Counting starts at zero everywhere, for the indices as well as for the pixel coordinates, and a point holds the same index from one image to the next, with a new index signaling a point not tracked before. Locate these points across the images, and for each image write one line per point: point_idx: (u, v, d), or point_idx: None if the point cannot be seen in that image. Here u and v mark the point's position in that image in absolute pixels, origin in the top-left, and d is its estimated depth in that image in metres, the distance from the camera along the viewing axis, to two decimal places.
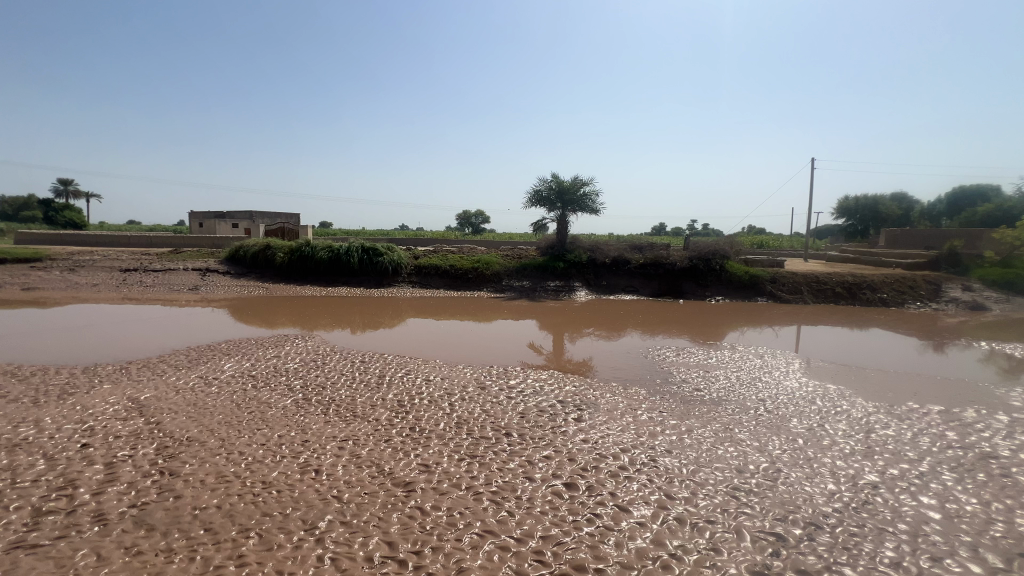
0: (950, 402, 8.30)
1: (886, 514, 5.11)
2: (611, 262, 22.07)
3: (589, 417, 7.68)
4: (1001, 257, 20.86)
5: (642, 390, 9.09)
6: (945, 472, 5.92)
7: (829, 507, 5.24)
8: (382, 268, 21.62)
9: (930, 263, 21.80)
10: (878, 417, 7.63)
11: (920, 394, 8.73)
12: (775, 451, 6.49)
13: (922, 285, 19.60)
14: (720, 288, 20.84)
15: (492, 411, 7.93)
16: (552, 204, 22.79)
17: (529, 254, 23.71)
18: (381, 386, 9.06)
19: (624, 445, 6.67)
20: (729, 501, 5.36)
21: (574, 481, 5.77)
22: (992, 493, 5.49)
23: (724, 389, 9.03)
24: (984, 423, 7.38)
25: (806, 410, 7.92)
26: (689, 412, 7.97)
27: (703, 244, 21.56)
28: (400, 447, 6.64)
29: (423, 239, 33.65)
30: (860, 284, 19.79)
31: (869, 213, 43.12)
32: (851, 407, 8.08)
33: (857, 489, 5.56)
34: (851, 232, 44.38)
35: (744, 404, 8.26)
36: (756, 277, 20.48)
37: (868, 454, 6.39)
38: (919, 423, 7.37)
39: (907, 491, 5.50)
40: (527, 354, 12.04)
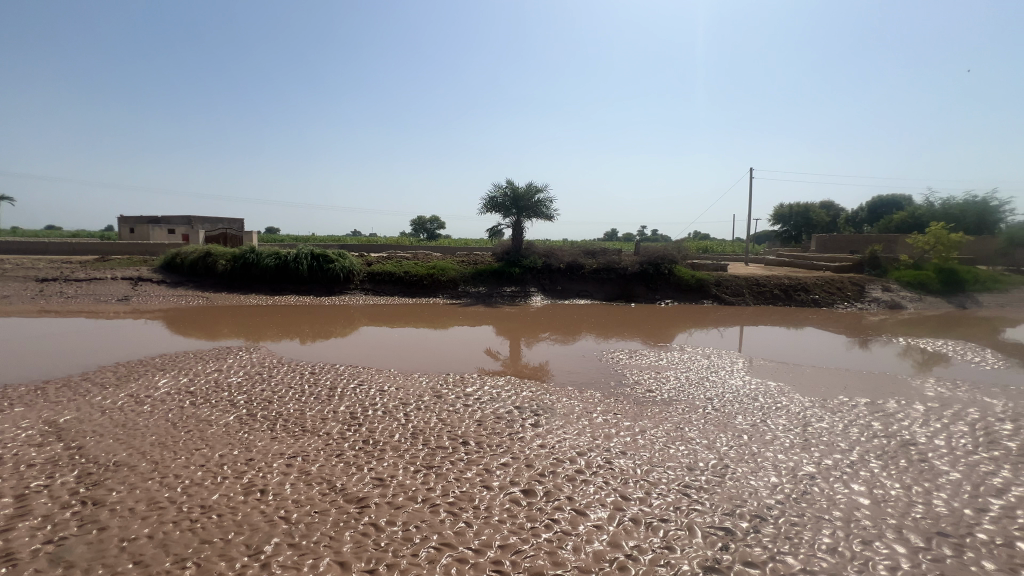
0: (874, 395, 9.00)
1: (823, 502, 5.45)
2: (566, 267, 22.43)
3: (546, 422, 7.73)
4: (914, 261, 22.96)
5: (598, 393, 9.26)
6: (872, 460, 6.39)
7: (772, 499, 5.51)
8: (333, 275, 20.92)
9: (855, 266, 23.65)
10: (813, 411, 8.15)
11: (849, 388, 9.40)
12: (723, 448, 6.77)
13: (849, 287, 21.20)
14: (669, 291, 21.63)
15: (449, 419, 7.81)
16: (507, 210, 22.92)
17: (485, 260, 23.70)
18: (332, 398, 8.72)
19: (580, 449, 6.76)
20: (681, 499, 5.53)
21: (532, 487, 5.77)
22: (912, 477, 5.97)
23: (675, 390, 9.35)
24: (904, 413, 8.04)
25: (750, 407, 8.34)
26: (642, 413, 8.19)
27: (652, 249, 22.36)
28: (353, 461, 6.41)
29: (376, 246, 32.86)
30: (795, 286, 21.16)
31: (801, 219, 46.32)
32: (789, 402, 8.59)
33: (797, 480, 5.89)
34: (786, 237, 47.47)
35: (693, 403, 8.59)
36: (702, 281, 21.42)
37: (805, 447, 6.80)
38: (849, 415, 7.93)
39: (840, 480, 5.90)
40: (484, 360, 11.99)
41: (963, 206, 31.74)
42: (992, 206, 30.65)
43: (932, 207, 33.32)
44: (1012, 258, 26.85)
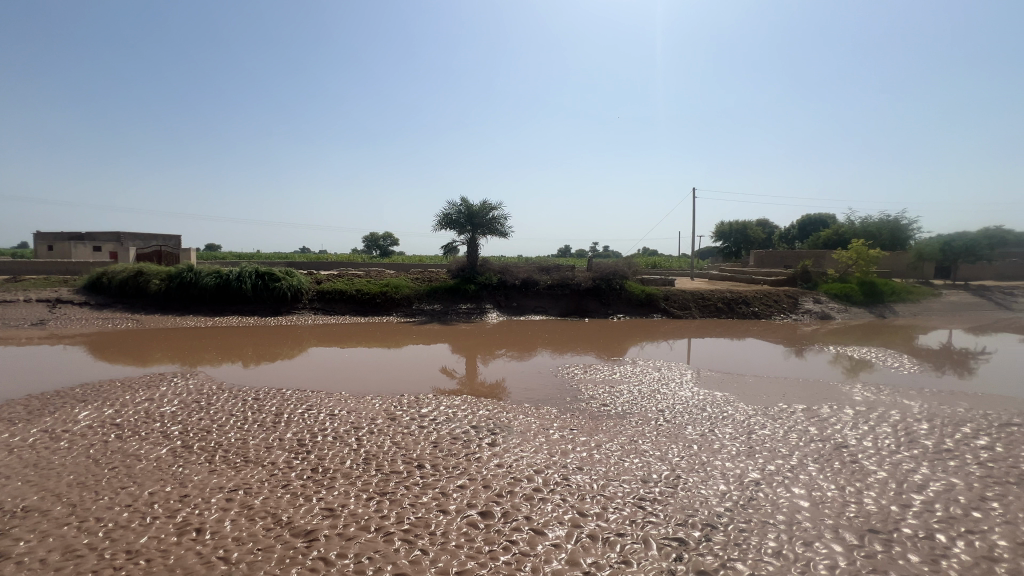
0: (810, 401, 9.59)
1: (767, 507, 5.70)
2: (521, 283, 22.60)
3: (503, 441, 7.67)
4: (840, 275, 24.91)
5: (554, 409, 9.31)
6: (810, 464, 6.78)
7: (721, 507, 5.71)
8: (279, 294, 20.00)
9: (789, 279, 25.33)
10: (756, 419, 8.57)
11: (787, 396, 9.97)
12: (675, 459, 6.96)
13: (784, 299, 22.64)
14: (621, 305, 22.24)
15: (404, 442, 7.59)
16: (462, 227, 22.93)
17: (440, 277, 23.50)
18: (278, 425, 8.26)
19: (537, 466, 6.75)
20: (636, 512, 5.62)
21: (489, 509, 5.68)
22: (845, 478, 6.38)
23: (628, 403, 9.56)
24: (836, 417, 8.61)
25: (699, 417, 8.66)
26: (597, 427, 8.31)
27: (604, 265, 23.01)
28: (300, 491, 6.08)
29: (326, 263, 31.85)
30: (737, 299, 22.35)
31: (740, 236, 49.28)
32: (734, 411, 9.00)
33: (743, 487, 6.15)
34: (727, 253, 50.28)
35: (646, 416, 8.81)
36: (651, 296, 22.18)
37: (750, 454, 7.12)
38: (788, 421, 8.39)
39: (782, 484, 6.21)
40: (439, 379, 11.79)
41: (878, 224, 34.87)
42: (903, 225, 33.86)
43: (852, 225, 36.35)
44: (921, 272, 29.69)
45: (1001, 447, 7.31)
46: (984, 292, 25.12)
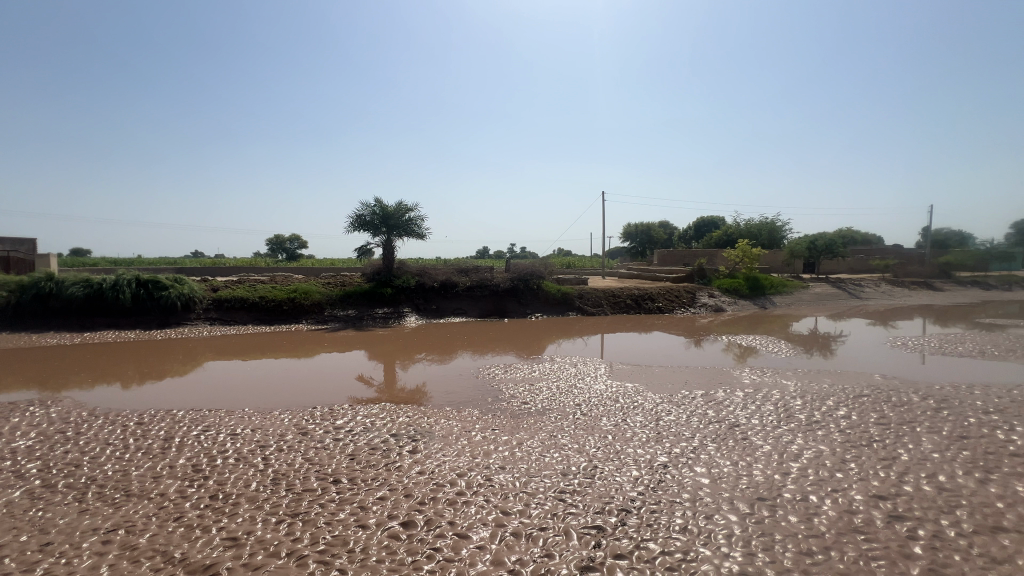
0: (707, 386, 10.57)
1: (674, 488, 6.17)
2: (440, 286, 22.32)
3: (425, 447, 7.52)
4: (730, 272, 27.72)
5: (476, 411, 9.32)
6: (709, 444, 7.46)
7: (635, 491, 6.09)
8: (166, 303, 17.83)
9: (688, 276, 27.68)
10: (663, 406, 9.26)
11: (689, 383, 10.87)
12: (592, 450, 7.29)
13: (684, 295, 24.69)
14: (539, 304, 22.84)
15: (318, 457, 7.14)
16: (376, 229, 22.12)
17: (353, 281, 22.46)
18: (168, 451, 7.35)
19: (460, 470, 6.71)
20: (557, 505, 5.80)
21: (412, 518, 5.53)
22: (738, 454, 7.11)
23: (547, 399, 9.85)
24: (730, 399, 9.56)
25: (612, 409, 9.16)
26: (518, 425, 8.45)
27: (521, 266, 23.44)
28: (197, 523, 5.48)
29: (222, 268, 28.95)
30: (644, 296, 23.97)
31: (645, 237, 52.91)
32: (643, 400, 9.64)
33: (653, 471, 6.60)
34: (635, 253, 53.69)
35: (564, 411, 9.14)
36: (567, 295, 23.03)
37: (658, 439, 7.66)
38: (690, 407, 9.16)
39: (687, 465, 6.76)
40: (355, 388, 11.25)
41: (759, 226, 39.33)
42: (778, 226, 38.53)
43: (739, 227, 40.64)
44: (793, 268, 34.00)
45: (856, 415, 8.59)
46: (840, 284, 29.41)
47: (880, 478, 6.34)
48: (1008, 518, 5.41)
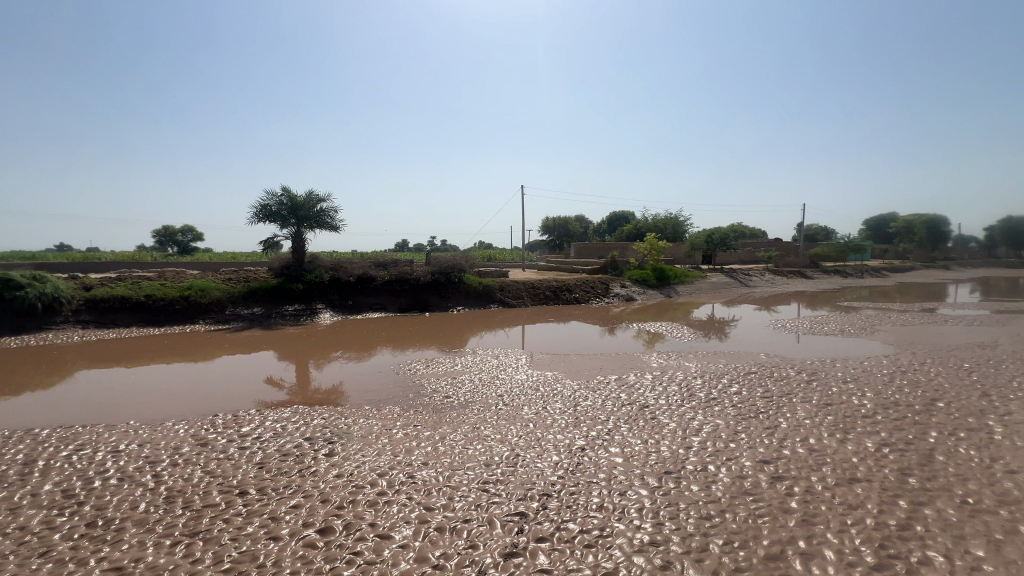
0: (620, 371, 11.24)
1: (591, 469, 6.51)
2: (356, 280, 21.35)
3: (343, 448, 7.21)
4: (639, 263, 29.59)
5: (397, 408, 9.10)
6: (622, 425, 7.95)
7: (555, 476, 6.33)
8: (22, 306, 15.23)
9: (602, 268, 29.11)
10: (580, 392, 9.70)
11: (604, 369, 11.48)
12: (514, 439, 7.46)
13: (599, 285, 25.96)
14: (460, 298, 22.73)
15: (221, 469, 6.55)
16: (284, 220, 20.59)
17: (259, 276, 20.76)
18: (29, 477, 6.32)
19: (381, 469, 6.53)
20: (481, 496, 5.86)
21: (329, 524, 5.29)
22: (647, 433, 7.66)
23: (470, 392, 9.88)
24: (640, 382, 10.26)
25: (533, 397, 9.42)
26: (441, 420, 8.39)
27: (442, 259, 23.16)
28: (71, 556, 4.79)
29: (96, 263, 25.27)
30: (562, 287, 24.82)
31: (562, 230, 54.71)
32: (562, 387, 10.04)
33: (572, 455, 6.90)
34: (553, 246, 55.30)
35: (486, 402, 9.23)
36: (488, 287, 23.14)
37: (576, 424, 8.02)
38: (605, 391, 9.70)
39: (602, 446, 7.16)
40: (263, 392, 10.44)
41: (664, 220, 42.39)
42: (680, 221, 41.80)
43: (647, 221, 43.46)
44: (694, 259, 37.14)
45: (745, 391, 9.64)
46: (732, 273, 32.63)
47: (765, 445, 7.18)
48: (861, 470, 6.40)
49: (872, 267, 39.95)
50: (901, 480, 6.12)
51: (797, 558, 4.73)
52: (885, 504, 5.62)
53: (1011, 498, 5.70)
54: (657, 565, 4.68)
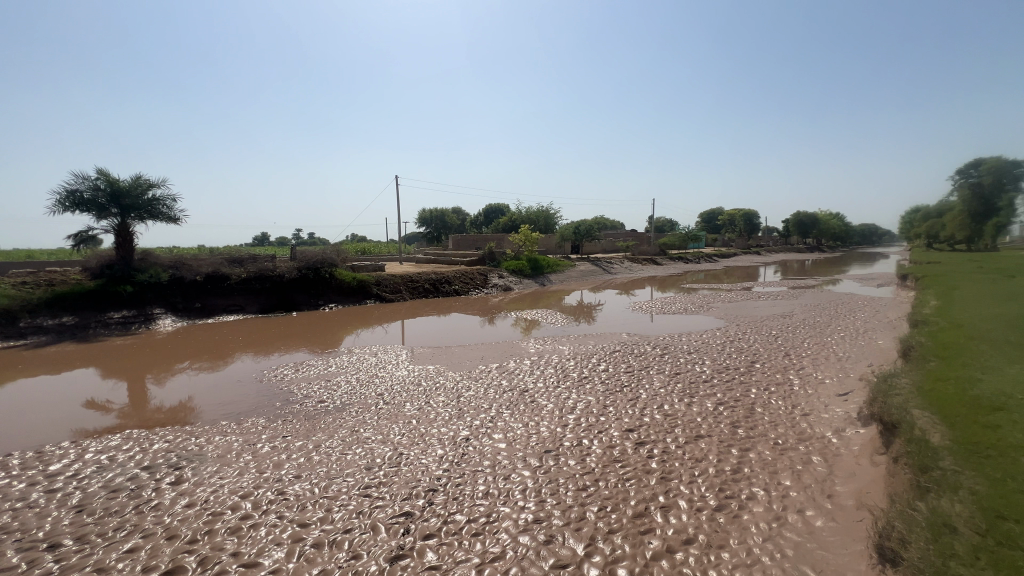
0: (501, 359, 11.55)
1: (476, 458, 6.58)
2: (204, 279, 18.62)
3: (195, 473, 6.27)
4: (515, 254, 30.65)
5: (261, 420, 8.17)
6: (504, 411, 8.19)
7: (440, 469, 6.28)
8: None
9: (480, 260, 29.55)
10: (463, 383, 9.75)
11: (485, 358, 11.67)
12: (396, 438, 7.21)
13: (478, 276, 26.32)
14: (332, 294, 21.19)
15: (20, 521, 5.23)
16: (102, 208, 16.98)
17: (68, 278, 16.88)
18: None
19: (245, 489, 5.83)
20: (363, 502, 5.57)
21: (180, 562, 4.57)
22: (528, 416, 8.00)
23: (346, 394, 9.29)
24: (520, 368, 10.67)
25: (416, 393, 9.21)
26: (314, 427, 7.76)
27: (310, 253, 21.59)
28: None
29: None
30: (441, 279, 24.61)
31: (440, 223, 54.23)
32: (445, 379, 9.98)
33: (456, 446, 6.91)
34: (431, 238, 54.51)
35: (365, 403, 8.78)
36: (363, 282, 21.95)
37: (460, 415, 8.04)
38: (487, 380, 9.89)
39: (486, 434, 7.29)
40: (82, 418, 8.57)
41: (537, 212, 44.46)
42: (551, 213, 44.29)
43: (521, 213, 45.14)
44: (564, 249, 39.65)
45: (612, 368, 10.59)
46: (598, 262, 35.56)
47: (629, 415, 7.98)
48: (704, 427, 7.48)
49: (707, 254, 46.80)
50: (733, 432, 7.30)
51: (658, 512, 5.35)
52: (722, 454, 6.64)
53: (807, 435, 7.16)
54: (541, 541, 4.91)
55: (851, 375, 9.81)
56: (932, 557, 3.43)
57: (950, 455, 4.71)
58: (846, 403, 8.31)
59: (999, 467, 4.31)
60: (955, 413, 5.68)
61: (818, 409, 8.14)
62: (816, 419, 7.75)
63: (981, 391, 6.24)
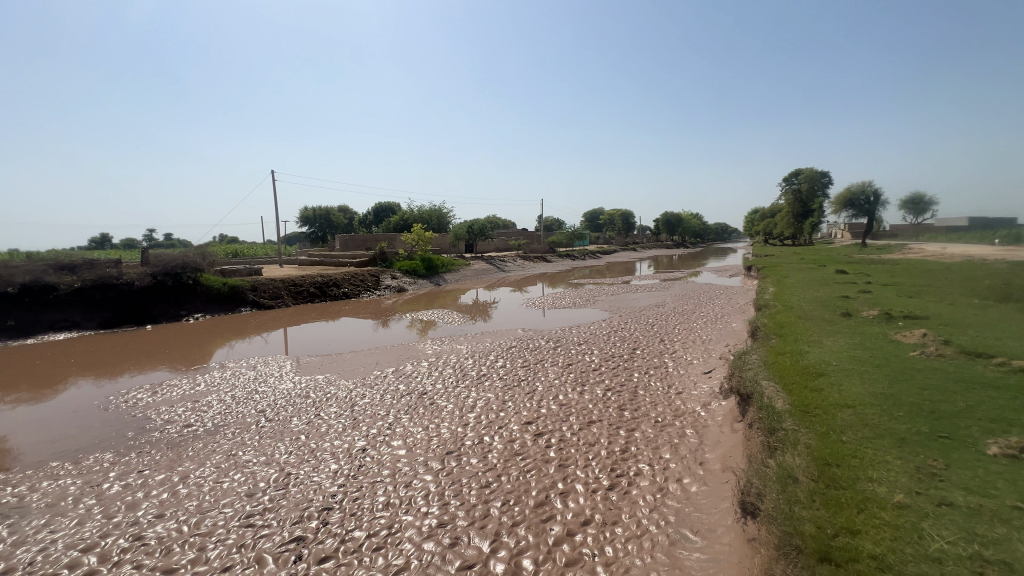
0: (397, 362, 11.17)
1: (374, 468, 6.28)
2: (19, 291, 15.16)
3: (15, 531, 5.09)
4: (408, 254, 29.83)
5: (109, 455, 6.89)
6: (403, 416, 7.92)
7: (335, 485, 5.88)
8: None
9: (371, 260, 28.24)
10: (356, 390, 9.24)
11: (380, 363, 11.17)
12: (283, 457, 6.59)
13: (369, 278, 25.14)
14: (197, 303, 18.64)
15: None
16: None
17: None
18: None
19: (90, 541, 4.88)
20: (245, 533, 5.00)
21: None
22: (427, 419, 7.83)
23: (220, 414, 8.24)
24: (417, 371, 10.41)
25: (304, 406, 8.51)
26: (180, 455, 6.76)
27: (167, 257, 18.71)
28: None
29: None
30: (328, 282, 23.04)
31: (324, 222, 50.71)
32: (337, 389, 9.37)
33: (352, 458, 6.52)
34: (314, 239, 50.68)
35: (244, 422, 7.89)
36: (236, 288, 19.67)
37: (355, 425, 7.60)
38: (382, 385, 9.49)
39: (384, 443, 6.98)
40: None
41: (429, 211, 43.88)
42: (444, 213, 44.09)
43: (412, 211, 44.14)
44: (458, 248, 39.62)
45: (509, 364, 10.83)
46: (491, 260, 36.08)
47: (528, 408, 8.23)
48: (595, 413, 7.99)
49: (592, 251, 50.16)
50: (620, 415, 7.91)
51: (558, 498, 5.60)
52: (612, 436, 7.15)
53: (681, 411, 8.03)
54: (446, 545, 4.84)
55: (713, 355, 11.22)
56: (782, 504, 4.04)
57: (790, 417, 5.61)
58: (710, 380, 9.48)
59: (824, 423, 5.25)
60: (791, 381, 6.79)
61: (689, 387, 9.18)
62: (687, 396, 8.73)
63: (808, 360, 7.55)
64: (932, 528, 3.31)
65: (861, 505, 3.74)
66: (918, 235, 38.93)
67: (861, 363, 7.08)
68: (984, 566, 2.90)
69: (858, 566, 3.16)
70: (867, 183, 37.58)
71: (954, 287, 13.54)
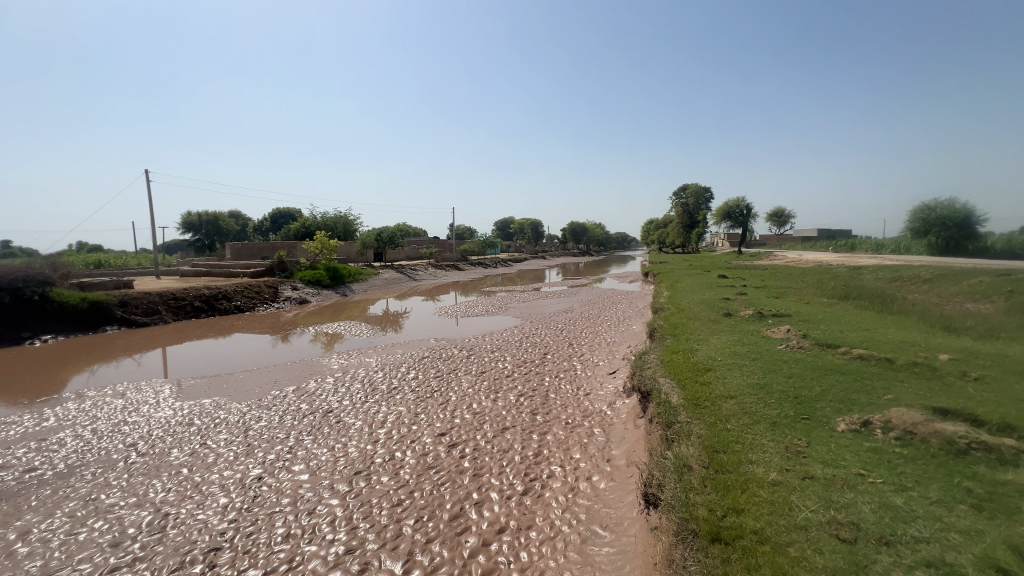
0: (299, 380, 10.36)
1: (271, 498, 5.73)
2: None
3: None
4: (310, 264, 27.98)
5: None
6: (305, 438, 7.35)
7: (225, 521, 5.27)
8: None
9: (268, 271, 26.02)
10: (252, 413, 8.40)
11: (278, 382, 10.27)
12: (160, 495, 5.77)
13: (266, 290, 23.12)
14: (46, 322, 15.76)
15: None
16: None
17: None
18: None
19: None
20: None
21: None
22: (333, 438, 7.35)
23: (78, 453, 7.00)
24: (322, 388, 9.74)
25: (187, 434, 7.55)
26: (20, 508, 5.61)
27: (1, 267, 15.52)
28: None
29: None
30: (216, 295, 20.81)
31: (213, 229, 45.85)
32: (227, 412, 8.46)
33: (246, 489, 5.90)
34: (200, 249, 45.82)
35: (109, 459, 6.78)
36: (99, 303, 16.95)
37: (249, 451, 6.91)
38: (282, 405, 8.74)
39: (284, 468, 6.41)
40: None
41: (334, 218, 41.54)
42: (349, 220, 42.05)
43: (315, 218, 41.45)
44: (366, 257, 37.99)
45: (422, 375, 10.55)
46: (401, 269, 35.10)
47: (441, 419, 8.06)
48: (509, 419, 8.05)
49: (504, 259, 51.04)
50: (533, 419, 8.07)
51: (473, 509, 5.54)
52: (525, 441, 7.25)
53: (589, 412, 8.40)
54: (355, 572, 4.55)
55: (617, 356, 11.93)
56: (679, 492, 4.38)
57: (684, 410, 6.12)
58: (615, 380, 10.04)
59: (713, 413, 5.80)
60: (684, 377, 7.41)
61: (596, 388, 9.63)
62: (595, 396, 9.15)
63: (698, 357, 8.33)
64: (798, 499, 3.80)
65: (744, 484, 4.17)
66: (782, 243, 45.83)
67: (740, 358, 7.97)
68: (838, 528, 3.38)
69: (743, 542, 3.50)
70: (742, 199, 42.67)
71: (809, 288, 15.80)
